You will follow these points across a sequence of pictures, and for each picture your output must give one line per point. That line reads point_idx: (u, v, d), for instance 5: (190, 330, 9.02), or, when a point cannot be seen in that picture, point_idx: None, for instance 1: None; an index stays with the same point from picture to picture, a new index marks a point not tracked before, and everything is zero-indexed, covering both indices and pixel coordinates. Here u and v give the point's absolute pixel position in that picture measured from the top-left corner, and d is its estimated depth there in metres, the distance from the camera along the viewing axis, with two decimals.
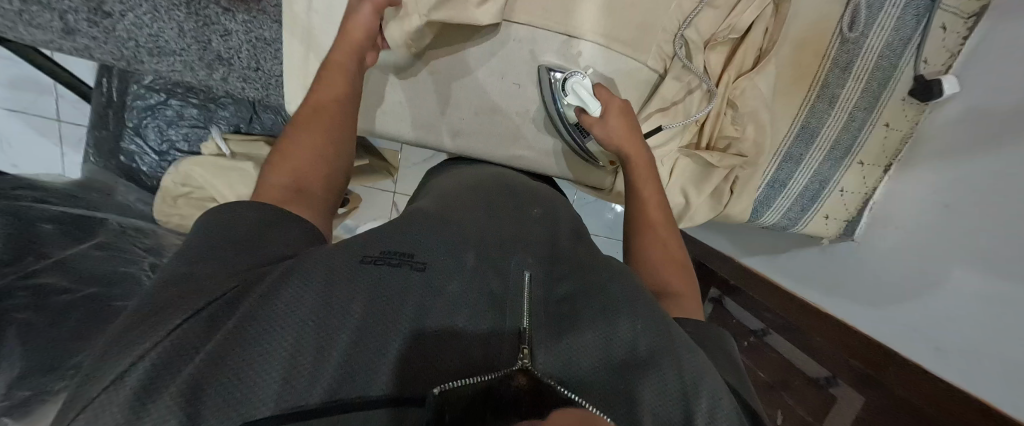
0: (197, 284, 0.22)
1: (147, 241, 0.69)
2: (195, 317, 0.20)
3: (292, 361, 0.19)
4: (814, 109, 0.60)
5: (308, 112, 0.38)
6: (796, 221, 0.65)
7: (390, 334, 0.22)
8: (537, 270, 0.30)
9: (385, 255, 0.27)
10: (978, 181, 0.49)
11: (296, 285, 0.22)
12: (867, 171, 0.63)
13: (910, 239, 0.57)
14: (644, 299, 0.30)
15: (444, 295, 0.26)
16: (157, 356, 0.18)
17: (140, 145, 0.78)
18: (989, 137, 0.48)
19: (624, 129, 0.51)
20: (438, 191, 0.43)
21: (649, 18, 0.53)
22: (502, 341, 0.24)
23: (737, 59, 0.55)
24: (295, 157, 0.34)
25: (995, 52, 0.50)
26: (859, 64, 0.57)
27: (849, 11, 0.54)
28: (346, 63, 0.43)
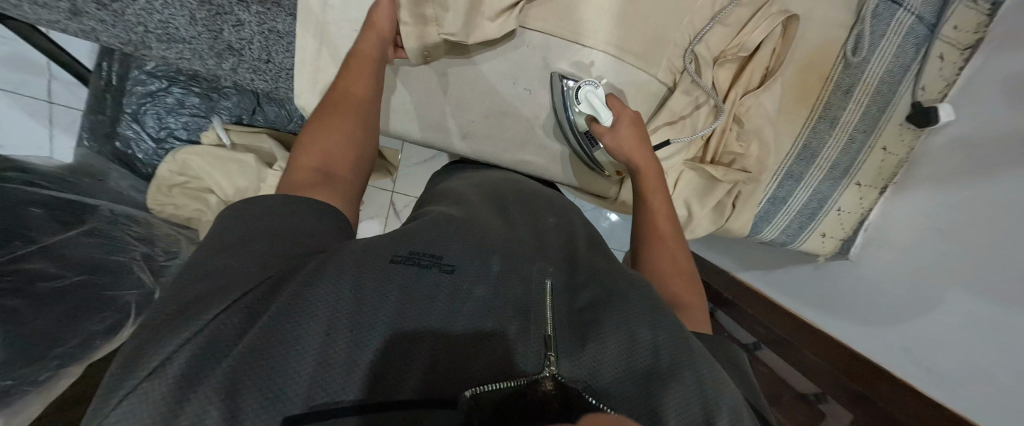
0: (227, 275, 0.24)
1: (139, 230, 0.67)
2: (227, 313, 0.21)
3: (323, 360, 0.21)
4: (815, 130, 0.61)
5: (332, 106, 0.41)
6: (794, 238, 0.67)
7: (415, 338, 0.24)
8: (558, 279, 0.32)
9: (415, 255, 0.29)
10: (969, 209, 0.51)
11: (328, 284, 0.24)
12: (864, 192, 0.64)
13: (901, 260, 0.59)
14: (656, 308, 0.30)
15: (472, 300, 0.27)
16: (197, 348, 0.20)
17: (137, 131, 0.76)
18: (983, 164, 0.50)
19: (635, 139, 0.51)
20: (455, 194, 0.44)
21: (661, 32, 0.54)
22: (531, 348, 0.25)
23: (745, 77, 0.56)
24: (322, 144, 0.37)
25: (988, 82, 0.52)
26: (861, 88, 0.58)
27: (853, 37, 0.56)
28: (366, 69, 0.45)
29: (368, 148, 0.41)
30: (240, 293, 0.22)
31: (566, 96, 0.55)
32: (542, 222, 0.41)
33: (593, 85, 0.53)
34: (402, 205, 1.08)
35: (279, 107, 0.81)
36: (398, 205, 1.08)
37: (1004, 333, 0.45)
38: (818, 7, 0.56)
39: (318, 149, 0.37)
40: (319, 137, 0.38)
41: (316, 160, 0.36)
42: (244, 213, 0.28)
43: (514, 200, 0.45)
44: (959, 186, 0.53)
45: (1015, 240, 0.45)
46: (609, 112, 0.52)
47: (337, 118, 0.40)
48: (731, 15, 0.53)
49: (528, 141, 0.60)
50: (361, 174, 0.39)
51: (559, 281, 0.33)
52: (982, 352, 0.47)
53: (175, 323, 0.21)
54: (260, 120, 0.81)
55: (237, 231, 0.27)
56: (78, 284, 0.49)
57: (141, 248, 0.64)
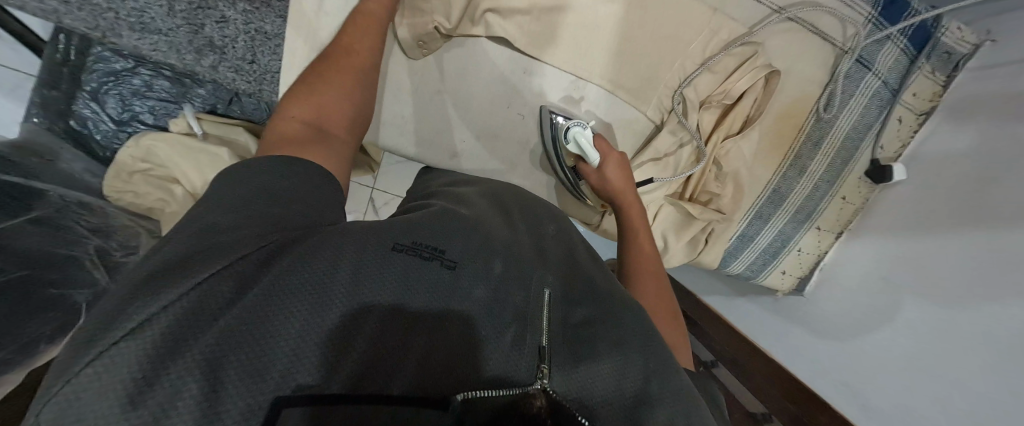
0: (218, 242, 0.23)
1: (92, 219, 0.63)
2: (218, 277, 0.21)
3: (312, 347, 0.21)
4: (785, 176, 0.64)
5: (326, 71, 0.39)
6: (757, 273, 0.71)
7: (412, 329, 0.25)
8: (554, 290, 0.34)
9: (418, 245, 0.30)
10: (908, 249, 0.57)
11: (323, 270, 0.24)
12: (823, 236, 0.69)
13: (853, 290, 0.64)
14: (642, 339, 0.32)
15: (470, 300, 0.28)
16: (178, 315, 0.19)
17: (96, 111, 0.71)
18: (924, 221, 0.56)
19: (623, 180, 0.53)
20: (454, 193, 0.45)
21: (652, 73, 0.56)
22: (523, 358, 0.26)
23: (726, 123, 0.58)
24: (318, 98, 0.36)
25: (931, 152, 0.59)
26: (828, 141, 0.62)
27: (827, 94, 0.59)
28: (369, 56, 0.43)
29: (362, 120, 0.40)
30: (231, 263, 0.22)
31: (557, 133, 0.56)
32: (543, 237, 0.43)
33: (583, 126, 0.54)
34: (382, 202, 1.06)
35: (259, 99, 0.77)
36: (377, 202, 1.06)
37: (945, 351, 0.50)
38: (800, 61, 0.58)
39: (309, 102, 0.36)
40: (309, 95, 0.36)
41: (308, 112, 0.35)
42: (225, 202, 0.26)
43: (519, 202, 0.48)
44: (909, 238, 0.58)
45: (958, 274, 0.50)
46: (597, 154, 0.53)
47: (330, 79, 0.38)
48: (720, 62, 0.56)
49: (517, 164, 0.60)
50: (355, 131, 0.38)
51: (555, 292, 0.34)
52: (918, 369, 0.52)
53: (157, 285, 0.20)
54: (237, 111, 0.77)
55: (219, 210, 0.25)
56: (20, 281, 0.46)
57: (96, 241, 0.60)
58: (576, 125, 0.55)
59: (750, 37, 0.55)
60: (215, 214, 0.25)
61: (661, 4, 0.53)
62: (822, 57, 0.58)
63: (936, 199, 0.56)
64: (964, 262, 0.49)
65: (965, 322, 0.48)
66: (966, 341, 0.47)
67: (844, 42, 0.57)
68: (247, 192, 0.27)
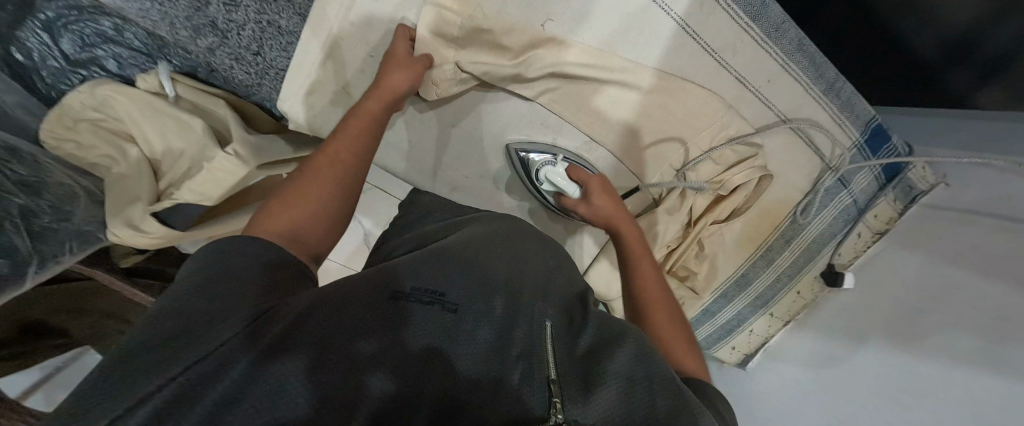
0: (205, 314, 0.25)
1: (23, 172, 0.54)
2: (217, 348, 0.22)
3: (331, 398, 0.23)
4: (754, 264, 0.69)
5: (318, 170, 0.40)
6: (712, 345, 0.76)
7: (422, 377, 0.27)
8: (558, 326, 0.36)
9: (418, 290, 0.33)
10: (829, 349, 0.65)
11: (326, 325, 0.26)
12: (774, 322, 0.77)
13: (795, 374, 0.68)
14: (643, 357, 0.31)
15: (476, 341, 0.30)
16: (176, 388, 0.20)
17: (45, 44, 0.61)
18: (858, 333, 0.61)
19: (609, 205, 0.54)
20: (475, 226, 0.46)
21: (661, 151, 0.59)
22: (535, 394, 0.28)
23: (716, 210, 0.61)
24: (302, 203, 0.37)
25: (876, 266, 0.65)
26: (798, 240, 0.67)
27: (806, 199, 0.64)
28: (376, 111, 0.47)
29: (341, 219, 0.41)
30: (230, 329, 0.24)
31: (528, 169, 0.59)
32: (551, 282, 0.42)
33: (552, 163, 0.58)
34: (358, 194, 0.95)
35: (249, 72, 0.66)
36: None
37: (898, 403, 0.49)
38: (792, 167, 0.62)
39: (292, 210, 0.37)
40: (293, 202, 0.37)
41: (286, 220, 0.36)
42: (212, 285, 0.27)
43: (518, 235, 0.48)
44: (835, 338, 0.65)
45: (886, 370, 0.53)
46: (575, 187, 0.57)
47: (325, 172, 0.40)
48: (723, 155, 0.59)
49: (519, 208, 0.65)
50: (331, 232, 0.39)
51: (557, 325, 0.36)
52: (894, 406, 0.50)
53: (156, 359, 0.21)
54: (219, 79, 0.69)
55: (208, 290, 0.26)
56: None
57: (21, 200, 0.53)
58: (546, 164, 0.58)
59: (751, 138, 0.58)
60: (202, 294, 0.26)
61: (682, 90, 0.55)
62: (809, 168, 0.63)
63: (870, 304, 0.62)
64: (889, 342, 0.55)
65: (919, 357, 0.50)
66: (908, 387, 0.49)
67: (831, 159, 0.62)
68: (213, 287, 0.27)
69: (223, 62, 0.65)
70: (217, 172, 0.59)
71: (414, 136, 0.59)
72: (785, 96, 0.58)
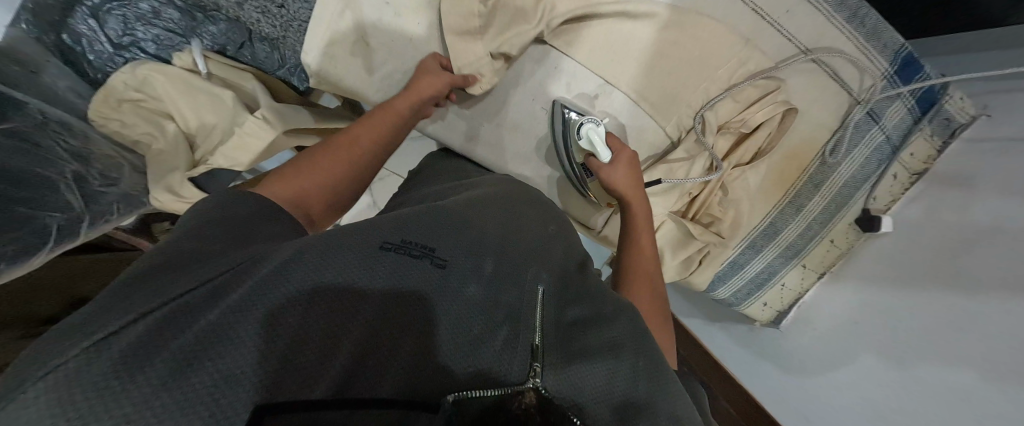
0: (192, 260, 0.25)
1: (76, 143, 0.59)
2: (196, 292, 0.22)
3: (304, 349, 0.22)
4: (782, 212, 0.67)
5: (335, 147, 0.42)
6: (740, 302, 0.74)
7: (402, 333, 0.26)
8: (549, 287, 0.36)
9: (405, 244, 0.30)
10: (862, 322, 0.61)
11: (306, 272, 0.25)
12: (806, 273, 0.72)
13: (808, 342, 0.70)
14: (633, 344, 0.33)
15: (464, 298, 0.29)
16: (148, 326, 0.19)
17: (93, 29, 0.66)
18: (881, 308, 0.59)
19: (630, 178, 0.55)
20: (470, 191, 0.46)
21: (678, 91, 0.59)
22: (517, 357, 0.28)
23: (739, 150, 0.61)
24: (314, 172, 0.39)
25: (904, 220, 0.62)
26: (828, 184, 0.64)
27: (835, 137, 0.61)
28: (405, 110, 0.50)
29: (348, 193, 0.42)
30: (210, 274, 0.23)
31: (569, 128, 0.58)
32: (553, 242, 0.44)
33: (595, 123, 0.56)
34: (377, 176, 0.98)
35: (274, 25, 0.73)
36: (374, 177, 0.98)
37: (888, 399, 0.55)
38: (819, 104, 0.60)
39: (305, 176, 0.38)
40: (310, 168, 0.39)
41: (298, 185, 0.37)
42: (201, 235, 0.27)
43: (522, 200, 0.49)
44: (866, 290, 0.63)
45: (902, 343, 0.54)
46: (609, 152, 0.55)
47: (344, 150, 0.42)
48: (744, 92, 0.58)
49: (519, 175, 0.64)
50: (336, 203, 0.40)
51: (547, 290, 0.35)
52: (951, 396, 0.48)
53: (136, 297, 0.21)
54: (246, 56, 0.73)
55: (197, 240, 0.27)
56: None
57: (75, 166, 0.58)
58: (589, 121, 0.57)
59: (774, 72, 0.57)
60: (192, 242, 0.26)
61: (696, 25, 0.55)
62: (834, 106, 0.60)
63: (902, 271, 0.58)
64: (925, 318, 0.52)
65: (977, 310, 0.46)
66: (900, 383, 0.54)
67: (859, 92, 0.60)
68: (215, 238, 0.27)
69: (251, 16, 0.72)
70: (248, 136, 0.62)
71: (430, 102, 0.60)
72: (805, 27, 0.56)
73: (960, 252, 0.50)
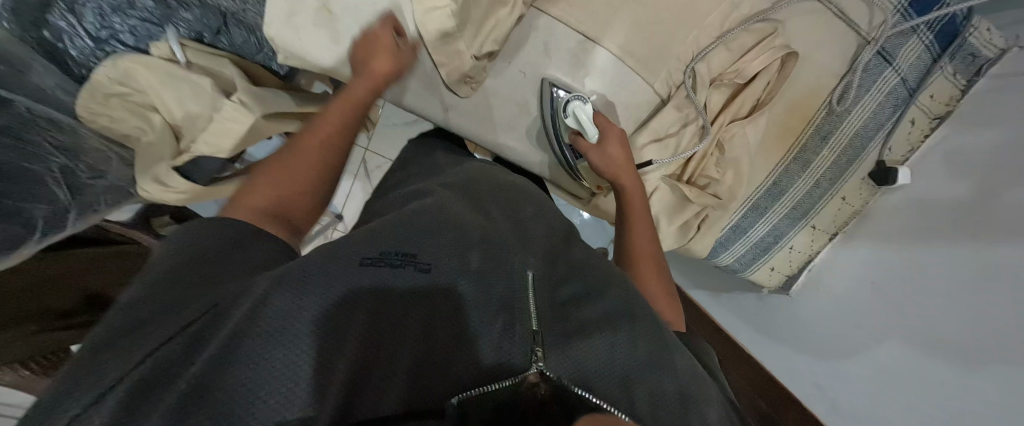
0: (172, 304, 0.22)
1: (62, 137, 0.59)
2: (182, 335, 0.20)
3: (310, 364, 0.21)
4: (787, 169, 0.62)
5: (292, 153, 0.39)
6: (745, 267, 0.70)
7: (400, 345, 0.24)
8: (540, 269, 0.33)
9: (386, 256, 0.29)
10: (884, 286, 0.57)
11: (295, 293, 0.23)
12: (817, 235, 0.67)
13: (826, 310, 0.65)
14: (626, 313, 0.31)
15: (451, 299, 0.28)
16: (138, 378, 0.17)
17: (72, 24, 0.65)
18: (898, 271, 0.55)
19: (622, 158, 0.52)
20: (451, 178, 0.47)
21: (666, 44, 0.54)
22: (515, 346, 0.25)
23: (735, 105, 0.57)
24: (278, 182, 0.36)
25: (929, 171, 0.56)
26: (836, 138, 0.59)
27: (842, 84, 0.57)
28: (363, 97, 0.46)
29: (322, 194, 0.40)
30: (201, 308, 0.22)
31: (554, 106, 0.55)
32: (523, 222, 0.40)
33: (583, 100, 0.54)
34: (373, 165, 1.01)
35: None
36: (369, 165, 1.01)
37: (910, 375, 0.52)
38: (823, 48, 0.56)
39: (267, 188, 0.36)
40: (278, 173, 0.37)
41: (267, 202, 0.35)
42: (169, 279, 0.25)
43: (501, 193, 0.45)
44: (886, 256, 0.58)
45: (947, 312, 0.48)
46: (595, 129, 0.53)
47: (304, 152, 0.39)
48: (737, 39, 0.54)
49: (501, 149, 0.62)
50: (314, 208, 0.39)
51: (538, 272, 0.33)
52: (1003, 355, 0.41)
53: (122, 354, 0.19)
54: (224, 42, 0.74)
55: (159, 287, 0.24)
56: None
57: (61, 160, 0.58)
58: (575, 98, 0.54)
59: (769, 15, 0.54)
60: (160, 286, 0.24)
61: None
62: (841, 48, 0.56)
63: (932, 226, 0.52)
64: (957, 281, 0.47)
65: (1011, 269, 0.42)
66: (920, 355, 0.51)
67: (869, 31, 0.55)
68: (174, 275, 0.25)
69: None
70: (226, 121, 0.62)
71: (406, 82, 0.56)
72: None
73: (984, 205, 0.46)
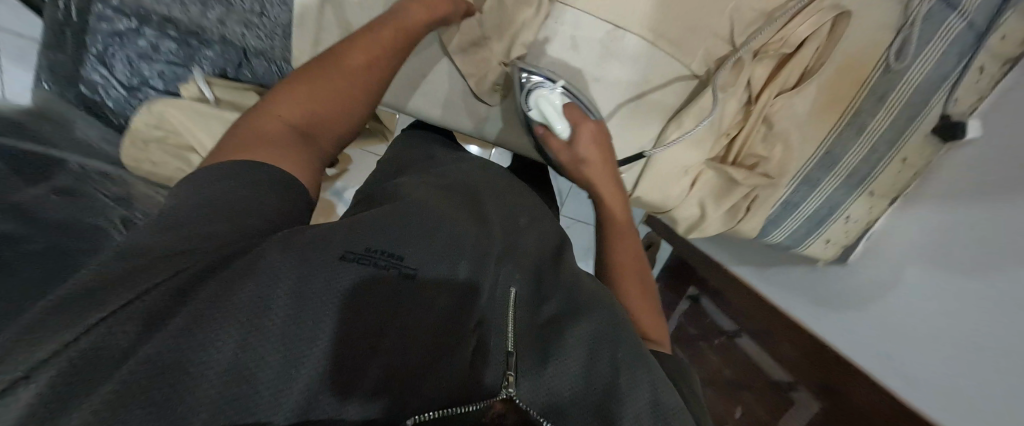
0: (147, 262, 0.24)
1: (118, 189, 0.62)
2: (128, 308, 0.22)
3: (255, 361, 0.23)
4: (839, 136, 0.60)
5: (320, 75, 0.41)
6: (799, 243, 0.68)
7: (354, 347, 0.27)
8: (522, 286, 0.38)
9: (373, 253, 0.31)
10: (924, 245, 0.58)
11: (263, 284, 0.25)
12: (875, 202, 0.63)
13: (859, 276, 0.68)
14: (619, 331, 0.35)
15: (434, 309, 0.31)
16: (83, 350, 0.20)
17: (105, 76, 0.66)
18: (949, 230, 0.54)
19: (596, 149, 0.57)
20: (429, 177, 0.47)
21: (702, 21, 0.54)
22: (491, 368, 0.30)
23: (781, 78, 0.57)
24: (305, 99, 0.39)
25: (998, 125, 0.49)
26: (894, 97, 0.55)
27: (898, 39, 0.53)
28: (398, 40, 0.48)
29: (341, 123, 0.41)
30: (159, 277, 0.24)
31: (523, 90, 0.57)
32: (520, 236, 0.45)
33: (550, 88, 0.56)
34: None
35: (259, 36, 0.76)
36: None
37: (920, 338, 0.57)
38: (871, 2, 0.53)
39: (291, 104, 0.38)
40: (301, 98, 0.39)
41: (294, 114, 0.37)
42: (155, 229, 0.26)
43: (488, 193, 0.49)
44: (944, 223, 0.55)
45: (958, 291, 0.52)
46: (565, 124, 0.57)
47: (327, 78, 0.41)
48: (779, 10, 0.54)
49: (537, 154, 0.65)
50: (336, 138, 0.41)
51: (522, 291, 0.37)
52: None
53: (77, 310, 0.21)
54: (247, 75, 0.76)
55: (159, 235, 0.26)
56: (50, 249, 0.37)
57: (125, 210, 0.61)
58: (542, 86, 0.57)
59: None
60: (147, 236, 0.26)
61: None
62: None
63: (980, 184, 0.50)
64: (977, 250, 0.50)
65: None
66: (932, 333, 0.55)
67: None
68: (194, 211, 0.27)
69: (236, 32, 0.74)
70: None
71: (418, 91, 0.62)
72: None
73: None
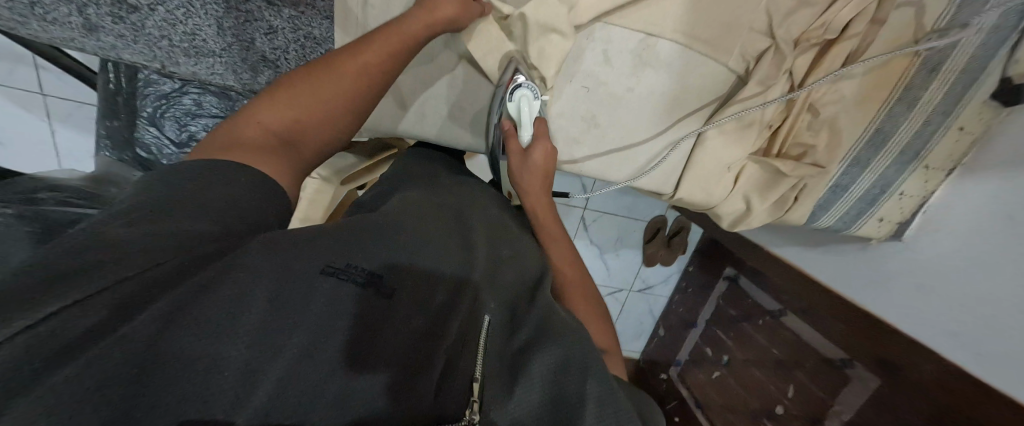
0: (116, 255, 0.22)
1: None
2: (97, 297, 0.20)
3: (212, 369, 0.20)
4: (890, 113, 0.57)
5: (313, 80, 0.41)
6: (850, 225, 0.67)
7: (330, 369, 0.23)
8: (497, 317, 0.34)
9: (353, 269, 0.29)
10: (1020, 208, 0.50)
11: (240, 289, 0.24)
12: (931, 175, 0.60)
13: (954, 248, 0.58)
14: (572, 364, 0.30)
15: (408, 329, 0.28)
16: (38, 335, 0.18)
17: (158, 136, 0.71)
18: None
19: (542, 160, 0.60)
20: (398, 198, 0.46)
21: (731, 18, 0.57)
22: (459, 389, 0.27)
23: (827, 61, 0.58)
24: (294, 104, 0.39)
25: None
26: (949, 66, 0.51)
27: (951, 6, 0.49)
28: (394, 50, 0.47)
29: (327, 130, 0.41)
30: (139, 267, 0.22)
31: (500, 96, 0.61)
32: (500, 266, 0.41)
33: (534, 92, 0.60)
34: None
35: None
36: None
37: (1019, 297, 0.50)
38: None
39: (279, 108, 0.38)
40: (289, 102, 0.39)
41: (284, 120, 0.38)
42: (134, 221, 0.25)
43: (477, 221, 0.48)
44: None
45: None
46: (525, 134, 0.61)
47: (321, 84, 0.41)
48: None
49: (587, 169, 0.70)
50: (321, 145, 0.41)
51: (495, 320, 0.33)
52: None
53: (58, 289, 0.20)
54: None
55: (135, 227, 0.24)
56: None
57: None
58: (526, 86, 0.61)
59: None
60: (125, 227, 0.24)
61: None
62: None
63: None
64: None
65: None
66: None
67: None
68: (189, 215, 0.27)
69: None
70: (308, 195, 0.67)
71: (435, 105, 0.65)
72: None
73: None
